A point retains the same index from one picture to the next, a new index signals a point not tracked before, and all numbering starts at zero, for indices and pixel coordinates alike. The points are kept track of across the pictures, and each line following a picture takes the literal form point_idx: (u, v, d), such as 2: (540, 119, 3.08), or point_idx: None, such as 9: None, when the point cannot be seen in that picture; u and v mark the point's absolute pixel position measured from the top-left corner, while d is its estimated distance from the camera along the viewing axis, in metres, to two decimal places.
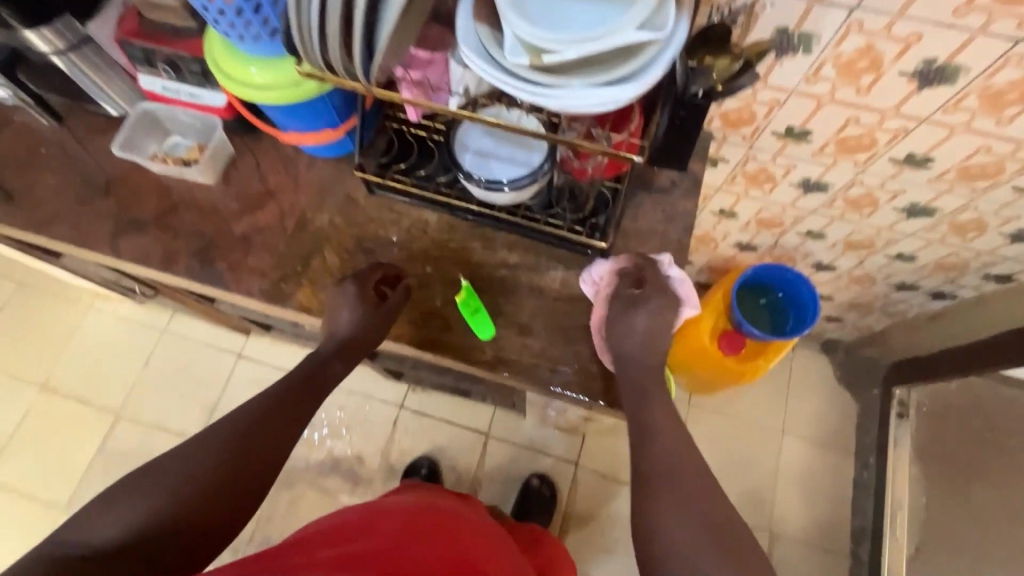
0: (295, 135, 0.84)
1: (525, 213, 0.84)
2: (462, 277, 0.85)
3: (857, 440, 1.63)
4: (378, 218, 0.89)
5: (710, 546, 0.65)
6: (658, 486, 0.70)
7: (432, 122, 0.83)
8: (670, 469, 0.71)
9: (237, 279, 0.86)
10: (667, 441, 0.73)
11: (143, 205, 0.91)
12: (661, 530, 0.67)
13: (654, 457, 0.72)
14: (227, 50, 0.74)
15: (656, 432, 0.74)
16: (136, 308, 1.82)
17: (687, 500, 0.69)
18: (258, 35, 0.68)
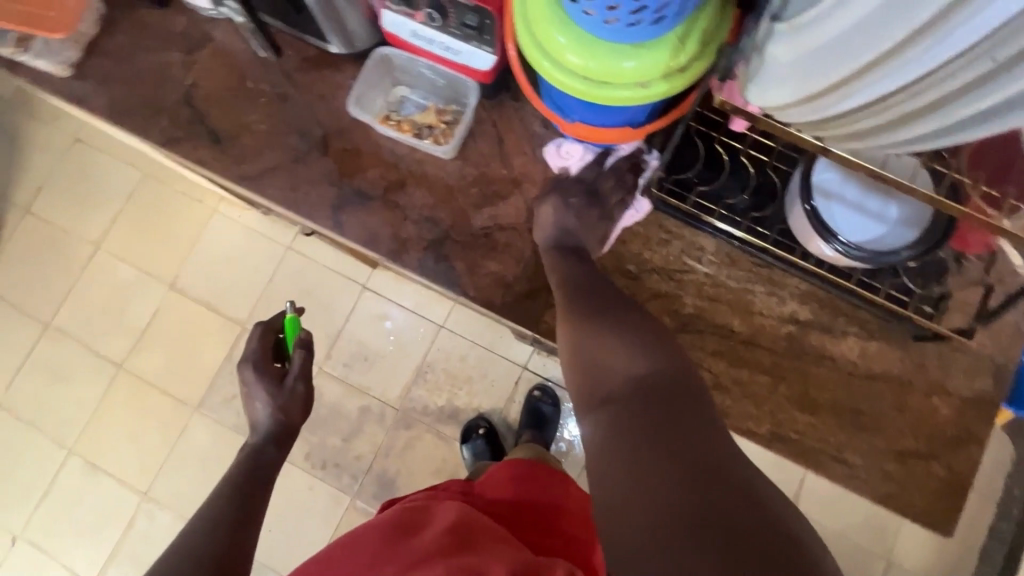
0: (582, 127, 0.66)
1: (861, 278, 0.67)
2: (701, 347, 0.72)
3: (1005, 488, 1.52)
4: (644, 236, 0.74)
5: (610, 358, 0.58)
6: (593, 352, 0.59)
7: (776, 146, 0.67)
8: (597, 342, 0.60)
9: (476, 285, 0.74)
10: (603, 328, 0.61)
11: (368, 173, 0.78)
12: (605, 376, 0.57)
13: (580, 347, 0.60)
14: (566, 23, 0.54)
15: (579, 335, 0.61)
16: (261, 218, 1.75)
17: (591, 363, 0.59)
18: (636, 23, 0.50)
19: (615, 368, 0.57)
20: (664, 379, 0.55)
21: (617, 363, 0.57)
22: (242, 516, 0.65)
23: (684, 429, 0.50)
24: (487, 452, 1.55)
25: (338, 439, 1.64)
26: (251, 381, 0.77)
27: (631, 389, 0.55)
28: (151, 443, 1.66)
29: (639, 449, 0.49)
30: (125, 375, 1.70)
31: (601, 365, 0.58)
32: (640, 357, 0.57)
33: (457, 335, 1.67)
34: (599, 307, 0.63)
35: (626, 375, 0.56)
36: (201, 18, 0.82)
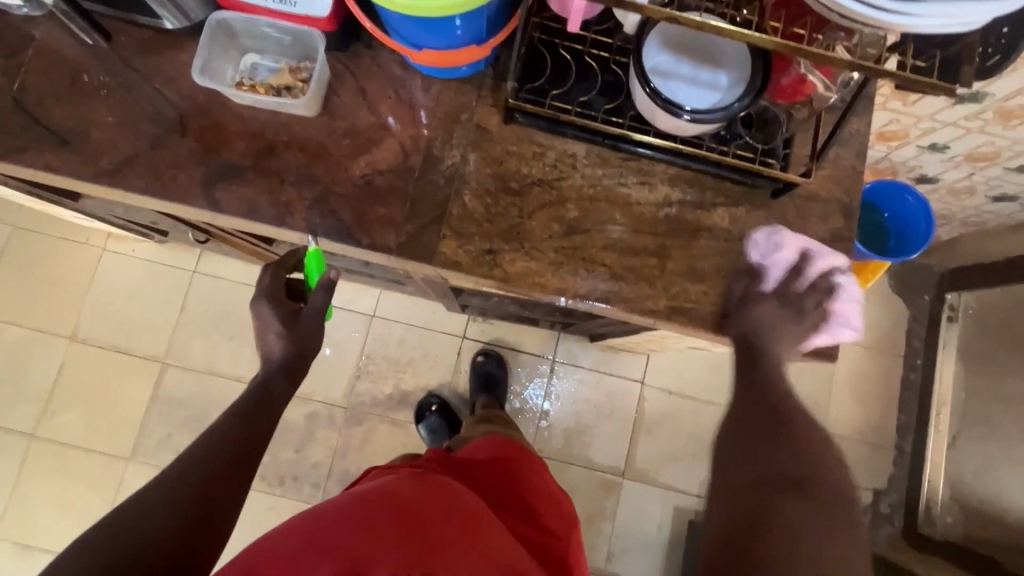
0: (431, 53, 0.68)
1: (711, 145, 0.73)
2: (592, 244, 0.76)
3: (906, 343, 1.71)
4: (519, 152, 0.77)
5: (744, 456, 0.66)
6: (741, 459, 0.66)
7: (614, 40, 0.72)
8: (739, 445, 0.67)
9: (367, 231, 0.75)
10: (787, 441, 0.66)
11: (234, 145, 0.76)
12: (737, 474, 0.65)
13: (732, 454, 0.67)
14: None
15: (750, 446, 0.67)
16: (159, 248, 1.66)
17: (730, 461, 0.66)
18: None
19: (771, 468, 0.64)
20: (799, 473, 0.62)
21: (740, 476, 0.65)
22: (187, 513, 0.60)
23: (816, 517, 0.58)
24: (444, 427, 1.55)
25: (292, 451, 1.59)
26: (266, 314, 0.81)
27: (782, 486, 0.61)
28: (86, 508, 1.54)
29: (791, 544, 0.56)
30: (41, 443, 1.56)
31: (752, 466, 0.65)
32: (783, 464, 0.64)
33: (391, 321, 1.66)
34: (761, 426, 0.68)
35: (774, 472, 0.63)
36: (15, 18, 0.77)
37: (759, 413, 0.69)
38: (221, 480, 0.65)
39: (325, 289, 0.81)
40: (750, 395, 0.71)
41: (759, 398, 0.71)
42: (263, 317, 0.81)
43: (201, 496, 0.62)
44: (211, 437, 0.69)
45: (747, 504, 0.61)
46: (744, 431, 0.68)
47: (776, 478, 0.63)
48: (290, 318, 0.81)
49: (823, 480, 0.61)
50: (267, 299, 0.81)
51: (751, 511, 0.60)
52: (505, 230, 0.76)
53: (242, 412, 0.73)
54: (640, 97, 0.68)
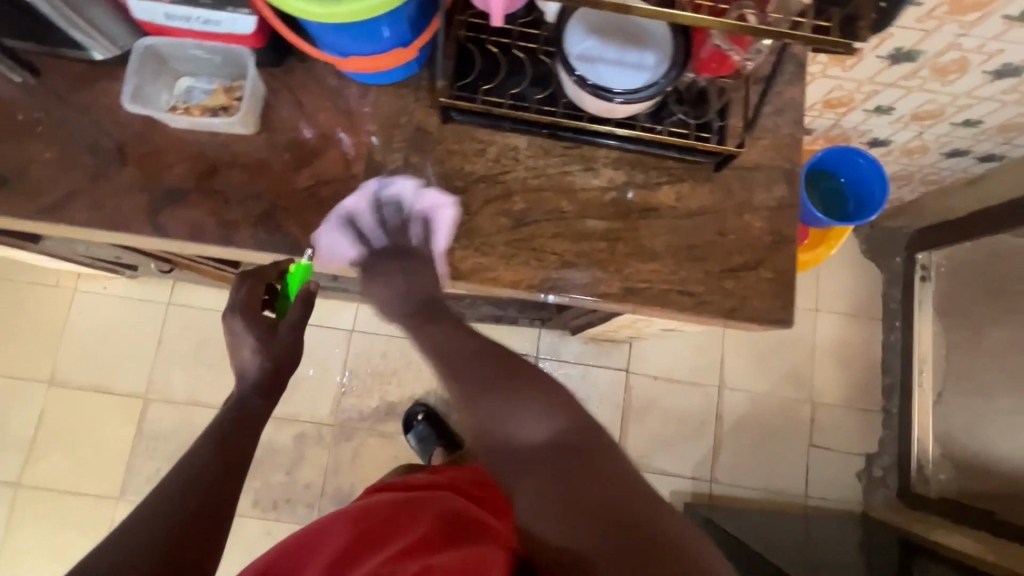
0: (361, 60, 0.68)
1: (644, 124, 0.72)
2: (540, 234, 0.76)
3: (883, 306, 1.73)
4: (461, 150, 0.78)
5: (501, 400, 0.62)
6: (493, 412, 0.62)
7: (540, 31, 0.72)
8: (490, 393, 0.63)
9: (315, 242, 0.75)
10: (535, 401, 0.62)
11: (176, 169, 0.76)
12: (509, 435, 0.61)
13: (479, 412, 0.63)
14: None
15: (470, 408, 0.64)
16: (131, 283, 1.65)
17: (478, 411, 0.63)
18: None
19: (516, 430, 0.61)
20: (582, 436, 0.58)
21: (526, 443, 0.60)
22: (187, 522, 0.60)
23: (606, 478, 0.54)
24: (433, 435, 1.55)
25: (282, 474, 1.58)
26: (240, 328, 0.76)
27: (560, 453, 0.57)
28: (77, 553, 1.52)
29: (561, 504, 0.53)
30: (27, 490, 1.55)
31: (496, 419, 0.62)
32: (541, 420, 0.60)
33: (370, 334, 1.66)
34: (511, 376, 0.65)
35: (536, 434, 0.60)
36: None
37: (501, 363, 0.66)
38: (222, 488, 0.65)
39: (305, 300, 0.79)
40: (462, 342, 0.69)
41: (447, 359, 0.68)
42: (237, 332, 0.76)
43: (204, 503, 0.62)
44: (198, 450, 0.68)
45: (546, 465, 0.57)
46: (472, 383, 0.65)
47: (550, 449, 0.58)
48: (268, 332, 0.76)
49: (598, 452, 0.56)
50: (240, 312, 0.76)
51: (532, 487, 0.56)
52: (454, 228, 0.76)
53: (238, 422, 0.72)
54: (563, 86, 0.70)
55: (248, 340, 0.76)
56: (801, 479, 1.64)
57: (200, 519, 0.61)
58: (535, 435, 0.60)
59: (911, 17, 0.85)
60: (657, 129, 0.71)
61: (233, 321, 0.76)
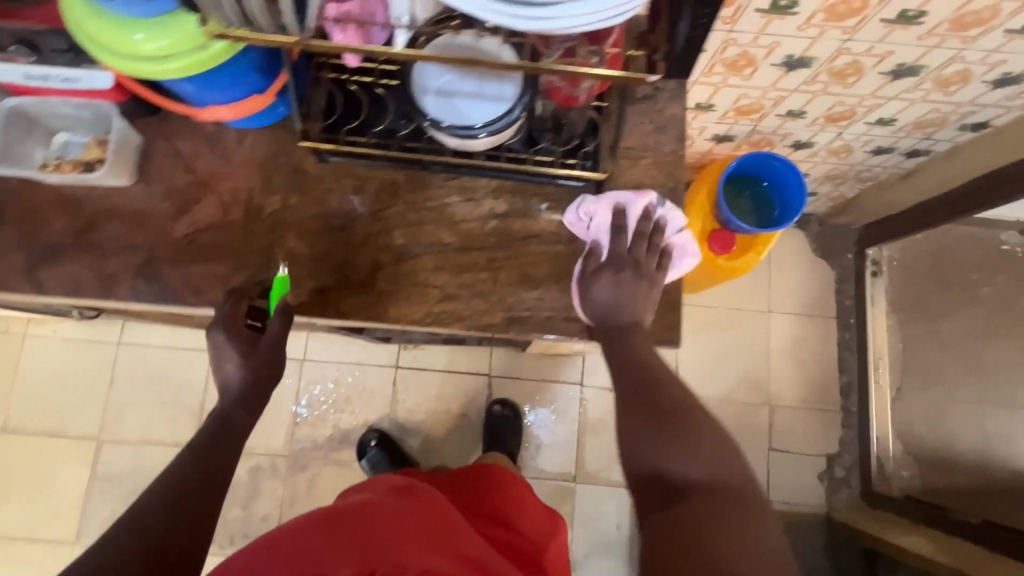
0: (218, 109, 0.68)
1: (509, 153, 0.74)
2: (420, 268, 0.76)
3: (837, 304, 1.71)
4: (339, 188, 0.78)
5: (654, 433, 0.65)
6: (673, 447, 0.64)
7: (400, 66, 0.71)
8: (677, 423, 0.66)
9: (194, 290, 0.75)
10: (698, 448, 0.63)
11: (53, 224, 0.76)
12: (659, 470, 0.63)
13: (635, 446, 0.66)
14: (100, 17, 0.56)
15: (668, 449, 0.64)
16: (80, 325, 1.65)
17: (641, 441, 0.66)
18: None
19: (675, 464, 0.63)
20: (730, 477, 0.61)
21: (716, 458, 0.63)
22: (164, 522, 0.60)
23: (728, 514, 0.57)
24: (385, 460, 1.53)
25: (238, 509, 1.57)
26: (221, 341, 0.72)
27: (701, 492, 0.60)
28: None
29: (690, 538, 0.55)
30: None
31: (653, 451, 0.65)
32: (699, 462, 0.63)
33: (322, 362, 1.65)
34: (663, 416, 0.67)
35: (691, 470, 0.62)
36: None
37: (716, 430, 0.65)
38: (206, 486, 0.65)
39: (282, 314, 0.73)
40: (620, 366, 0.71)
41: (621, 371, 0.71)
42: (217, 343, 0.72)
43: (188, 509, 0.62)
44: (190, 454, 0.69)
45: (700, 498, 0.59)
46: (639, 416, 0.67)
47: (705, 480, 0.61)
48: (249, 344, 0.73)
49: (731, 484, 0.60)
50: (221, 327, 0.72)
51: (703, 513, 0.58)
52: (333, 267, 0.76)
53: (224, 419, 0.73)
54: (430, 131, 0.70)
55: (230, 353, 0.72)
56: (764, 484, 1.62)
57: (174, 517, 0.61)
58: (712, 466, 0.62)
59: (790, 26, 0.84)
60: (524, 158, 0.73)
61: (214, 334, 0.71)
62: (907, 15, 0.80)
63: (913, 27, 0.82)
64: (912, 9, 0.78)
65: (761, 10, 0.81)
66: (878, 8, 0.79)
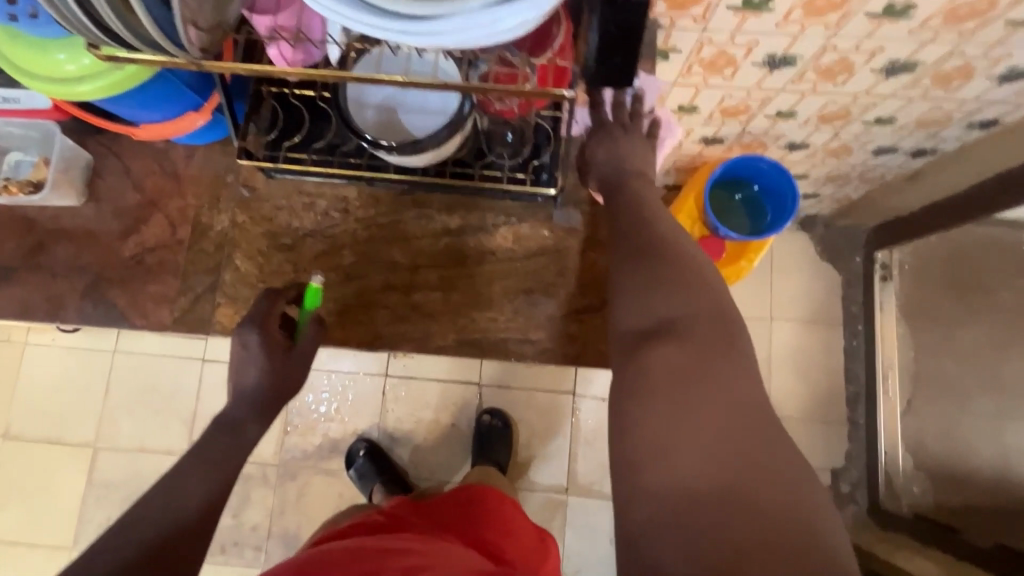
0: (151, 127, 0.67)
1: (455, 167, 0.70)
2: (369, 287, 0.73)
3: (843, 311, 1.62)
4: (288, 206, 0.75)
5: (639, 280, 0.62)
6: (644, 295, 0.62)
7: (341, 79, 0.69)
8: (656, 282, 0.61)
9: (142, 312, 0.74)
10: (685, 294, 0.60)
11: (4, 246, 0.75)
12: (639, 318, 0.61)
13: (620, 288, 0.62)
14: (12, 37, 0.54)
15: (637, 297, 0.62)
16: (77, 333, 1.67)
17: (626, 291, 0.61)
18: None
19: (655, 312, 0.60)
20: (705, 323, 0.59)
21: (695, 307, 0.59)
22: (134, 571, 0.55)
23: (705, 368, 0.56)
24: (372, 470, 1.52)
25: (228, 517, 1.57)
26: (251, 341, 0.65)
27: (669, 338, 0.58)
28: None
29: (644, 454, 0.54)
30: None
31: (636, 302, 0.61)
32: (674, 308, 0.60)
33: (311, 371, 1.64)
34: (650, 259, 0.63)
35: (670, 315, 0.59)
36: None
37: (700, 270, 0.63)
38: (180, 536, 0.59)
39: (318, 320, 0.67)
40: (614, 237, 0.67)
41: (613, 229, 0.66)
42: (247, 343, 0.65)
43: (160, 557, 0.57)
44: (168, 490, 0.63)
45: (679, 343, 0.58)
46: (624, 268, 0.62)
47: (677, 328, 0.59)
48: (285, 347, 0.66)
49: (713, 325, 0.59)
50: (257, 325, 0.65)
51: (677, 369, 0.56)
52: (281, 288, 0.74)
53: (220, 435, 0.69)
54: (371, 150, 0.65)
55: (255, 354, 0.65)
56: None
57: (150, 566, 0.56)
58: (685, 313, 0.59)
59: (766, 24, 0.78)
60: (468, 171, 0.69)
61: (248, 333, 0.65)
62: (894, 8, 0.73)
63: (902, 21, 0.76)
64: (899, 2, 0.72)
65: (733, 8, 0.74)
66: (861, 2, 0.72)
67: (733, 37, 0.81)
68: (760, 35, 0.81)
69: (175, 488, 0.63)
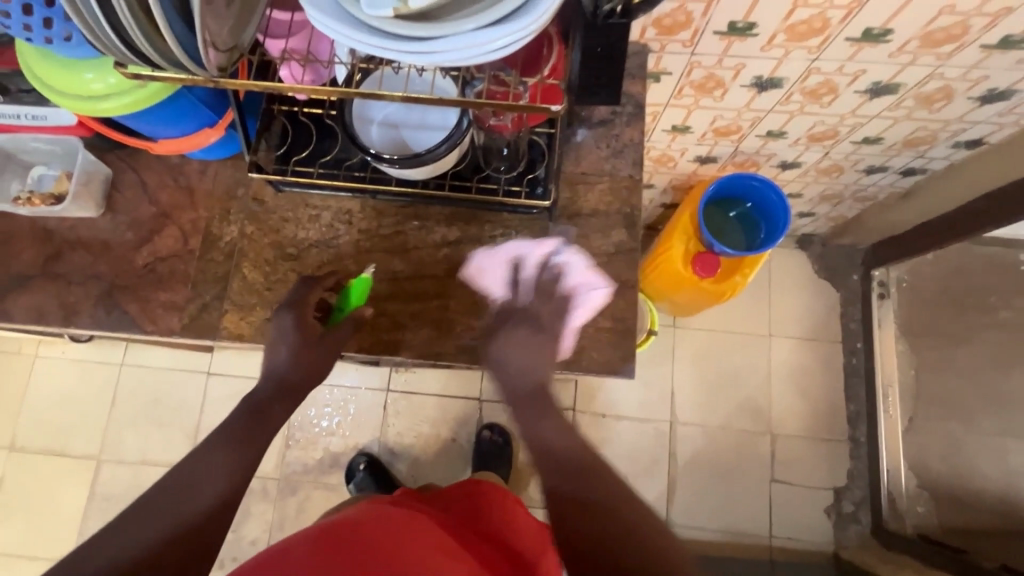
0: (168, 143, 0.70)
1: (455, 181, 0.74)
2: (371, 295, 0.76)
3: (842, 328, 1.64)
4: (295, 217, 0.79)
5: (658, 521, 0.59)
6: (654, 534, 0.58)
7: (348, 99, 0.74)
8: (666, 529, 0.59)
9: (152, 318, 0.77)
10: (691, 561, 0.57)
11: (24, 255, 0.79)
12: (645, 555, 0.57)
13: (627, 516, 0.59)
14: (45, 61, 0.59)
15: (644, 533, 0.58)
16: (86, 347, 1.70)
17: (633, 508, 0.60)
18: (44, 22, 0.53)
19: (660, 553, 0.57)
20: None
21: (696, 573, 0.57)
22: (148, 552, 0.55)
23: None
24: (372, 484, 1.51)
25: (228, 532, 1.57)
26: (283, 321, 0.70)
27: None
28: None
29: None
30: None
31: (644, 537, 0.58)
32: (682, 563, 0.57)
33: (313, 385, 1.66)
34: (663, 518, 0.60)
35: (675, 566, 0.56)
36: None
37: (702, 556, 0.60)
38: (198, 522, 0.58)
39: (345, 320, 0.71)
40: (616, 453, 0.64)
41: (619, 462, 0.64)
42: (280, 326, 0.69)
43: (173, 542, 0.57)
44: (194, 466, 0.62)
45: None
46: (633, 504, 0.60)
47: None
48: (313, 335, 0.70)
49: None
50: (291, 309, 0.70)
51: None
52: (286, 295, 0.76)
53: (240, 427, 0.67)
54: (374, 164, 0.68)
55: (282, 335, 0.70)
56: (766, 517, 1.53)
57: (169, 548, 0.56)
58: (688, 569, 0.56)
59: (751, 49, 0.82)
60: (466, 184, 0.73)
61: (284, 317, 0.69)
62: (872, 33, 0.77)
63: (881, 45, 0.80)
64: (876, 27, 0.76)
65: (719, 33, 0.78)
66: (840, 28, 0.76)
67: (721, 60, 0.85)
68: (747, 59, 0.85)
69: (199, 467, 0.62)
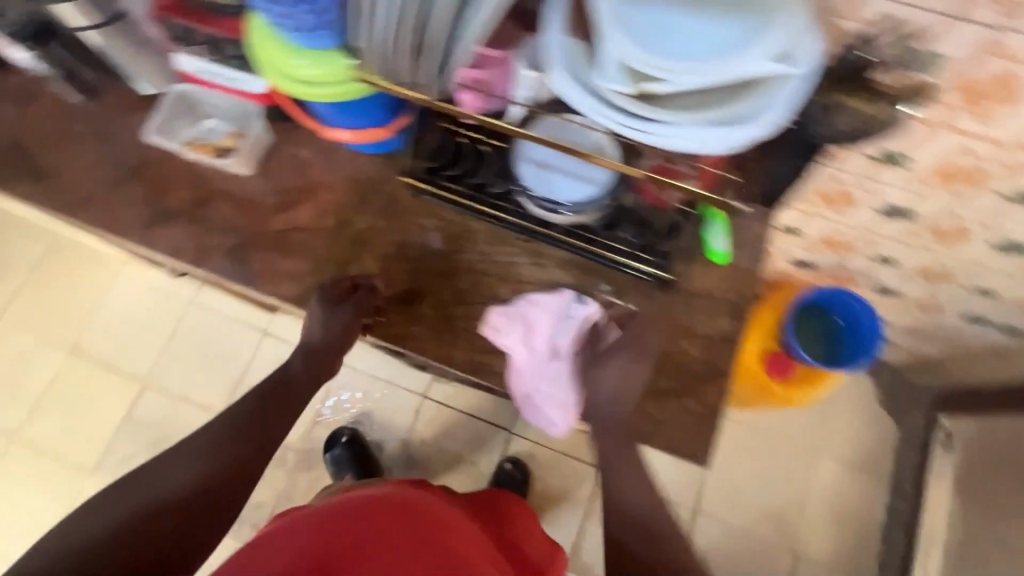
0: (342, 132, 0.76)
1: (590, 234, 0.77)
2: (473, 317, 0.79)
3: (893, 466, 1.56)
4: (422, 223, 0.83)
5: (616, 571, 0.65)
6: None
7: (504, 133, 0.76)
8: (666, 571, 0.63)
9: (272, 281, 0.82)
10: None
11: (177, 193, 0.86)
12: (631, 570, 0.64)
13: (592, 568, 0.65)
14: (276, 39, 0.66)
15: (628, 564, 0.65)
16: (164, 277, 1.80)
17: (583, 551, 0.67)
18: (301, 21, 0.59)
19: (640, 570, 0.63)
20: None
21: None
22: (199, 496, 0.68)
23: None
24: (347, 462, 1.55)
25: None
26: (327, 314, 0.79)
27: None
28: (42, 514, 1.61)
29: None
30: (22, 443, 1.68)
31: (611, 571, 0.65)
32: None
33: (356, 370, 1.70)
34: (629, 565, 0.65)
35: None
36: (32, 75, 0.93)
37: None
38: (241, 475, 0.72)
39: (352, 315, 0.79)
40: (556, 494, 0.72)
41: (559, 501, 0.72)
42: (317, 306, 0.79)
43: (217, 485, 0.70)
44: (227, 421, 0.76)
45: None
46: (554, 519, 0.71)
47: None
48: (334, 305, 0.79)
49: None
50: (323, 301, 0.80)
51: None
52: (396, 293, 0.80)
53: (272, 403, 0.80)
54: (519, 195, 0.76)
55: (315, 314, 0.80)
56: None
57: (209, 497, 0.69)
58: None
59: (895, 178, 0.83)
60: (595, 238, 0.76)
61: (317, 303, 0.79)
62: None
63: None
64: None
65: (870, 156, 0.80)
66: (997, 181, 0.76)
67: (862, 179, 0.86)
68: (888, 185, 0.85)
69: (238, 429, 0.75)
